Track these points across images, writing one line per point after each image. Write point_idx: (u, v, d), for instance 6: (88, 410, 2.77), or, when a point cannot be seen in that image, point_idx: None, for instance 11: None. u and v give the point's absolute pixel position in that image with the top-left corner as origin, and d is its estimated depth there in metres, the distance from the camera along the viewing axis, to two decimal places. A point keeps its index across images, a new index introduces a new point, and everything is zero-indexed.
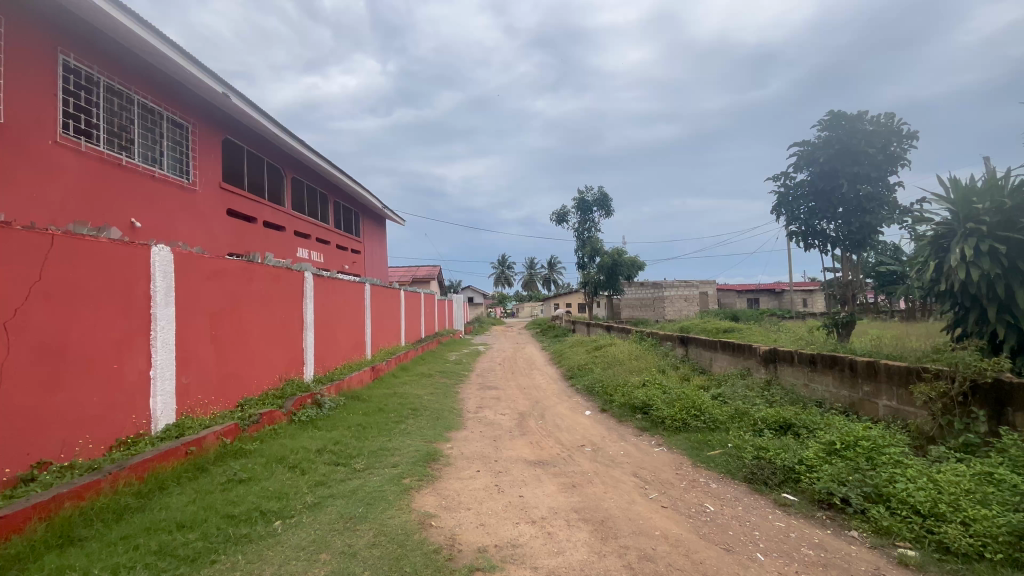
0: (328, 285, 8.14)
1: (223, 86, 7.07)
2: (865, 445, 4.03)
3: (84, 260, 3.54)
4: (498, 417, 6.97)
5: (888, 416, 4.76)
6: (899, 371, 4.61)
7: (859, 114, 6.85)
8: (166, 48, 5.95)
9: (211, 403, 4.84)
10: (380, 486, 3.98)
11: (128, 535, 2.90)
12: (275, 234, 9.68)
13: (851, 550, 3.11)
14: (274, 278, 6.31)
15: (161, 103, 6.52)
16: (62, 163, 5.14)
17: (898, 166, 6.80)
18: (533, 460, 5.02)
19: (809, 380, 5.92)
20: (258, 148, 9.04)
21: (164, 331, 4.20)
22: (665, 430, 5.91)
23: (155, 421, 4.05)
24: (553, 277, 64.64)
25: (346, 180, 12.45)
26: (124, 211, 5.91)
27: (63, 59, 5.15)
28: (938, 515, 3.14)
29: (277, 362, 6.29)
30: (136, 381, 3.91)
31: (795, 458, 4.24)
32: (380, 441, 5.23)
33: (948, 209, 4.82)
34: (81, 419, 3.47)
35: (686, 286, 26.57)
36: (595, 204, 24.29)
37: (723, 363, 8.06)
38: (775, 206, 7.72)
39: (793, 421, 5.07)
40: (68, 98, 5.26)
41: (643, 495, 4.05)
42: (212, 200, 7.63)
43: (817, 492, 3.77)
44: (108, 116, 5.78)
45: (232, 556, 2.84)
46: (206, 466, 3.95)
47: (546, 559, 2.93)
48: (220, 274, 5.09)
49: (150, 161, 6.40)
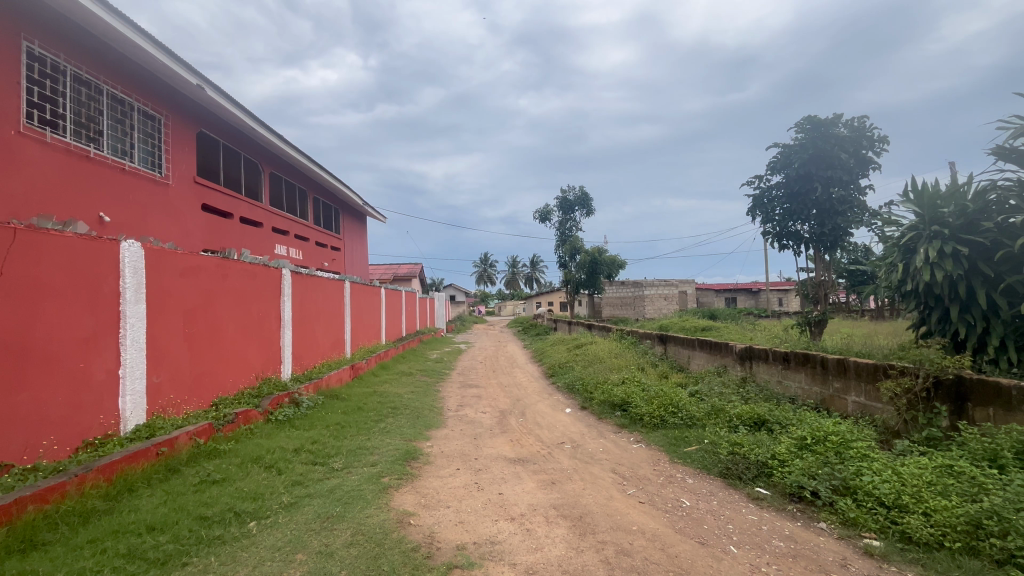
0: (307, 283, 7.98)
1: (197, 77, 6.87)
2: (834, 439, 4.15)
3: (48, 255, 3.42)
4: (479, 415, 6.98)
5: (856, 411, 4.92)
6: (868, 367, 4.77)
7: (834, 119, 7.03)
8: (136, 36, 5.76)
9: (184, 402, 4.74)
10: (358, 485, 3.94)
11: (94, 538, 2.82)
12: (251, 230, 9.45)
13: (819, 541, 3.22)
14: (251, 275, 6.18)
15: (131, 93, 6.31)
16: (29, 155, 4.96)
17: (869, 169, 7.02)
18: (513, 457, 5.05)
19: (782, 377, 6.09)
20: (233, 141, 8.78)
21: (135, 328, 4.09)
22: (643, 427, 6.01)
23: (125, 421, 3.94)
24: (536, 276, 64.79)
25: (326, 176, 12.24)
26: (91, 205, 5.71)
27: (27, 46, 4.94)
28: (902, 506, 3.26)
29: (254, 360, 6.18)
30: (104, 380, 3.80)
31: (768, 453, 4.36)
32: (358, 440, 5.18)
33: (915, 212, 4.99)
34: (45, 420, 3.35)
35: (665, 286, 26.98)
36: (577, 203, 24.46)
37: (700, 361, 8.23)
38: (751, 207, 7.89)
39: (767, 417, 5.20)
40: (33, 87, 5.06)
41: (621, 490, 4.11)
42: (186, 194, 7.43)
43: (788, 486, 3.88)
44: (75, 106, 5.59)
45: (204, 558, 2.79)
46: (178, 467, 3.86)
47: (524, 555, 2.95)
48: (193, 271, 4.96)
49: (121, 154, 6.19)
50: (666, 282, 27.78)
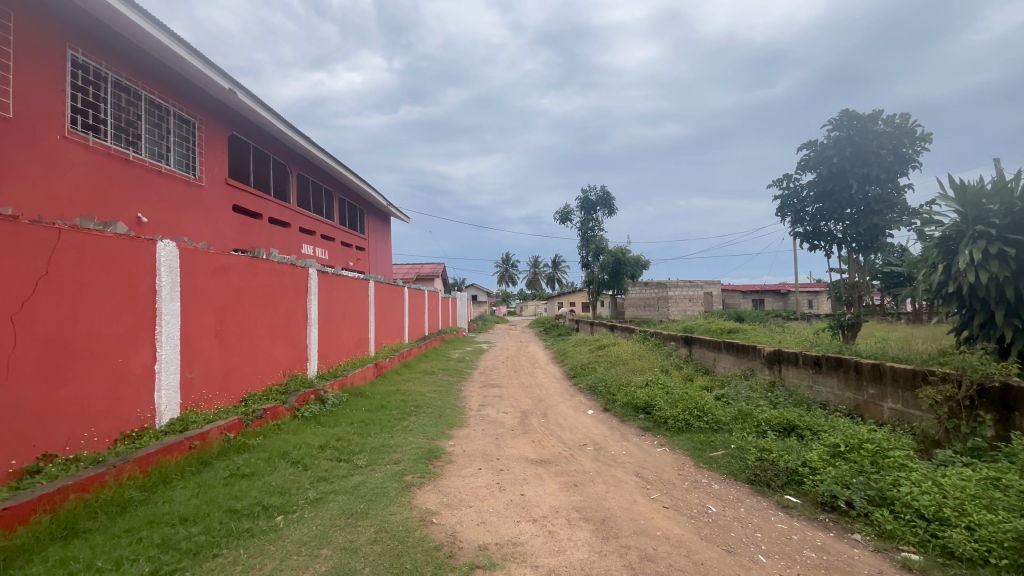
0: (333, 282, 8.13)
1: (229, 82, 7.07)
2: (869, 447, 4.01)
3: (89, 255, 3.55)
4: (501, 415, 6.99)
5: (893, 418, 4.73)
6: (905, 373, 4.57)
7: (872, 115, 6.76)
8: (173, 44, 5.96)
9: (215, 397, 4.88)
10: (382, 482, 3.99)
11: (131, 528, 2.92)
12: (279, 230, 9.68)
13: (853, 553, 3.10)
14: (279, 274, 6.33)
15: (168, 99, 6.54)
16: (72, 159, 5.18)
17: (909, 168, 6.72)
18: (534, 458, 5.02)
19: (814, 382, 5.89)
20: (262, 143, 8.99)
21: (170, 325, 4.23)
22: (667, 431, 5.90)
23: (160, 415, 4.09)
24: (557, 276, 64.34)
25: (351, 177, 12.42)
26: (129, 206, 5.93)
27: (71, 54, 5.16)
28: (943, 519, 3.11)
29: (281, 357, 6.33)
30: (141, 375, 3.94)
31: (799, 460, 4.22)
32: (382, 438, 5.25)
33: (957, 211, 4.77)
34: (86, 413, 3.49)
35: (690, 287, 26.45)
36: (599, 203, 24.25)
37: (726, 364, 8.04)
38: (781, 207, 7.69)
39: (797, 422, 5.04)
40: (76, 93, 5.28)
41: (645, 494, 4.05)
42: (218, 196, 7.65)
43: (820, 494, 3.75)
44: (115, 111, 5.82)
45: (234, 550, 2.85)
46: (210, 460, 3.98)
47: (547, 557, 2.93)
48: (224, 270, 5.11)
49: (157, 157, 6.43)
50: (690, 283, 27.28)
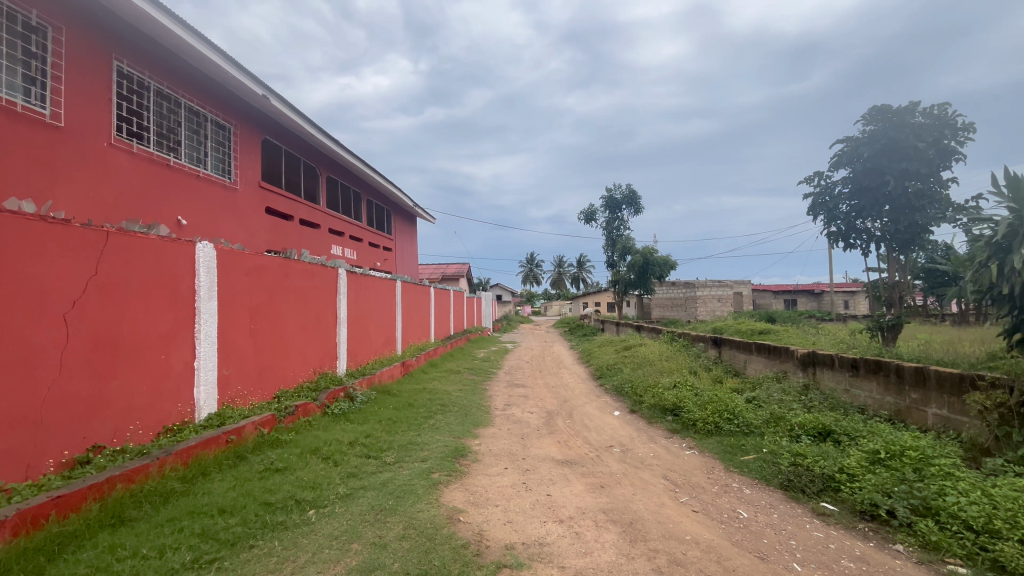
0: (361, 282, 8.29)
1: (262, 87, 7.29)
2: (912, 454, 3.84)
3: (134, 256, 3.72)
4: (526, 415, 6.99)
5: (937, 424, 4.51)
6: (951, 377, 4.37)
7: (909, 107, 6.48)
8: (210, 52, 6.18)
9: (250, 394, 5.04)
10: (409, 480, 4.04)
11: (173, 518, 3.04)
12: (309, 232, 9.93)
13: (895, 564, 2.97)
14: (310, 274, 6.49)
15: (206, 105, 6.79)
16: (118, 165, 5.44)
17: (952, 160, 6.40)
18: (560, 459, 5.00)
19: (851, 386, 5.68)
20: (293, 146, 9.23)
21: (208, 323, 4.40)
22: (696, 434, 5.79)
23: (199, 409, 4.26)
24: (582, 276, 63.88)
25: (378, 178, 12.62)
26: (169, 209, 6.18)
27: (117, 64, 5.42)
28: (993, 531, 2.96)
29: (312, 355, 6.48)
30: (182, 370, 4.11)
31: (836, 466, 4.08)
32: (409, 436, 5.32)
33: (1009, 207, 4.51)
34: (132, 407, 3.66)
35: (720, 287, 25.80)
36: (624, 202, 23.97)
37: (757, 366, 7.83)
38: (813, 206, 7.45)
39: (834, 427, 4.86)
40: (122, 102, 5.54)
41: (674, 498, 3.98)
42: (252, 198, 7.89)
43: (859, 502, 3.61)
44: (158, 119, 6.08)
45: (269, 542, 2.95)
46: (245, 454, 4.12)
47: (574, 559, 2.91)
48: (258, 270, 5.27)
49: (195, 162, 6.69)
50: (719, 283, 26.70)
